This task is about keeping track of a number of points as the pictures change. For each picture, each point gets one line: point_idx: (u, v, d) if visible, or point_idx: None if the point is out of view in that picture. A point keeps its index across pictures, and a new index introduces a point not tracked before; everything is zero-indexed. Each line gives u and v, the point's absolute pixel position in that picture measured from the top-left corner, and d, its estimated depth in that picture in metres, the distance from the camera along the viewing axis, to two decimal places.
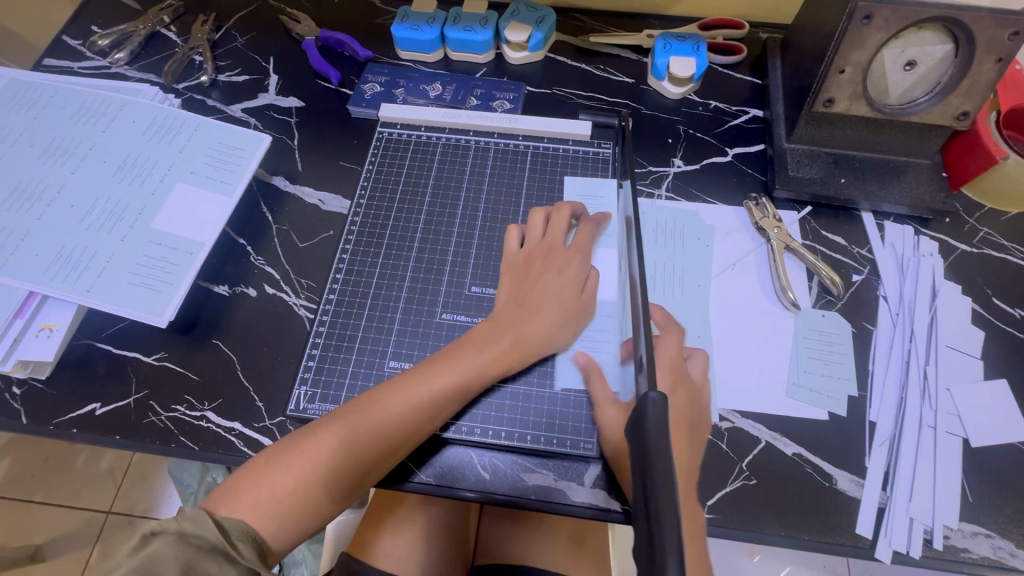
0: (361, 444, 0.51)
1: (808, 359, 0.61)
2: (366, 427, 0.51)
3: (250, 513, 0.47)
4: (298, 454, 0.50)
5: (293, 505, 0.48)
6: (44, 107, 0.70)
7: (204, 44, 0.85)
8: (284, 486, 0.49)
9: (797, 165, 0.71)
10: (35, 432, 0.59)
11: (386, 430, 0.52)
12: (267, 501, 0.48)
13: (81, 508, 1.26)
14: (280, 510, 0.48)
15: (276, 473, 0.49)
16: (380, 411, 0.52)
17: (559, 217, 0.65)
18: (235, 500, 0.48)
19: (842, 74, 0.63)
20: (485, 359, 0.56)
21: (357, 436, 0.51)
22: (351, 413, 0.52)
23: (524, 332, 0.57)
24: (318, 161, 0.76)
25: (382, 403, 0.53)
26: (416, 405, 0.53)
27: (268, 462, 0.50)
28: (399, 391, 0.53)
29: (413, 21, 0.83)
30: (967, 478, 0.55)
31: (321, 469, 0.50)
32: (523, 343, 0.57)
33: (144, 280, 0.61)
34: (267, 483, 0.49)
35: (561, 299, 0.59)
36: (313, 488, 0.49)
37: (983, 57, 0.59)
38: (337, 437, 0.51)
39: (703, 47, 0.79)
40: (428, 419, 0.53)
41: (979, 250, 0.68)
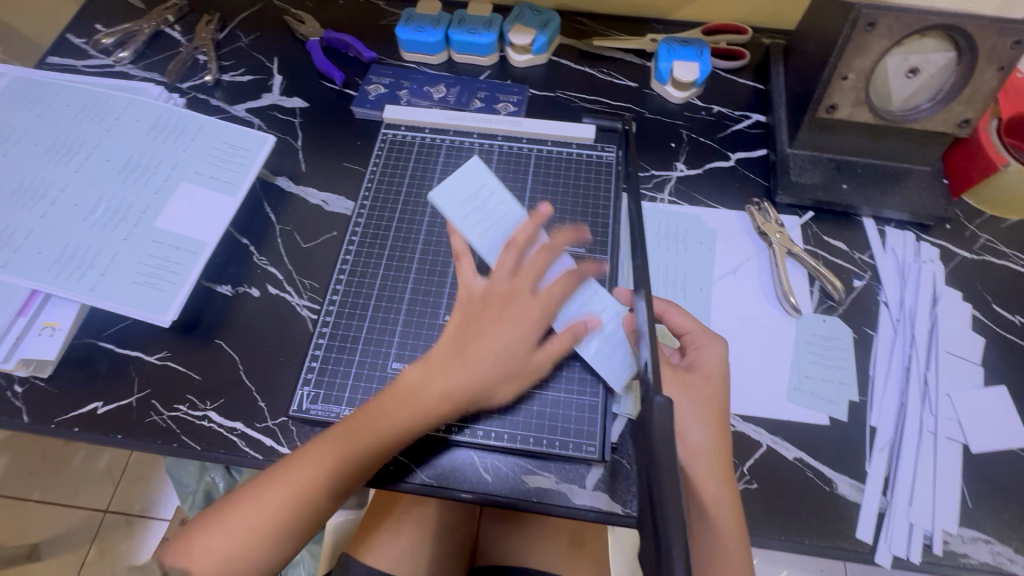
0: (299, 493, 0.51)
1: (810, 364, 0.62)
2: (303, 476, 0.51)
3: (207, 561, 0.48)
4: (242, 507, 0.50)
5: (237, 556, 0.49)
6: (48, 105, 0.70)
7: (208, 44, 0.85)
8: (230, 529, 0.49)
9: (800, 170, 0.71)
10: (37, 431, 0.59)
11: (317, 483, 0.51)
12: (214, 552, 0.49)
13: (77, 507, 1.26)
14: (224, 560, 0.49)
15: (223, 521, 0.50)
16: (314, 462, 0.51)
17: (531, 227, 0.61)
18: (189, 548, 0.49)
19: (845, 80, 0.63)
20: (427, 402, 0.53)
21: (294, 486, 0.51)
22: (295, 459, 0.52)
23: (471, 376, 0.54)
24: (321, 161, 0.76)
25: (319, 452, 0.52)
26: (370, 442, 0.52)
27: (214, 515, 0.51)
28: (336, 439, 0.52)
29: (417, 23, 0.83)
30: (966, 484, 0.56)
31: (264, 518, 0.50)
32: (467, 383, 0.54)
33: (147, 280, 0.61)
34: (215, 531, 0.50)
35: (518, 330, 0.56)
36: (256, 538, 0.50)
37: (985, 65, 0.60)
38: (282, 484, 0.51)
39: (706, 51, 0.79)
40: (369, 463, 0.52)
41: (979, 257, 0.68)
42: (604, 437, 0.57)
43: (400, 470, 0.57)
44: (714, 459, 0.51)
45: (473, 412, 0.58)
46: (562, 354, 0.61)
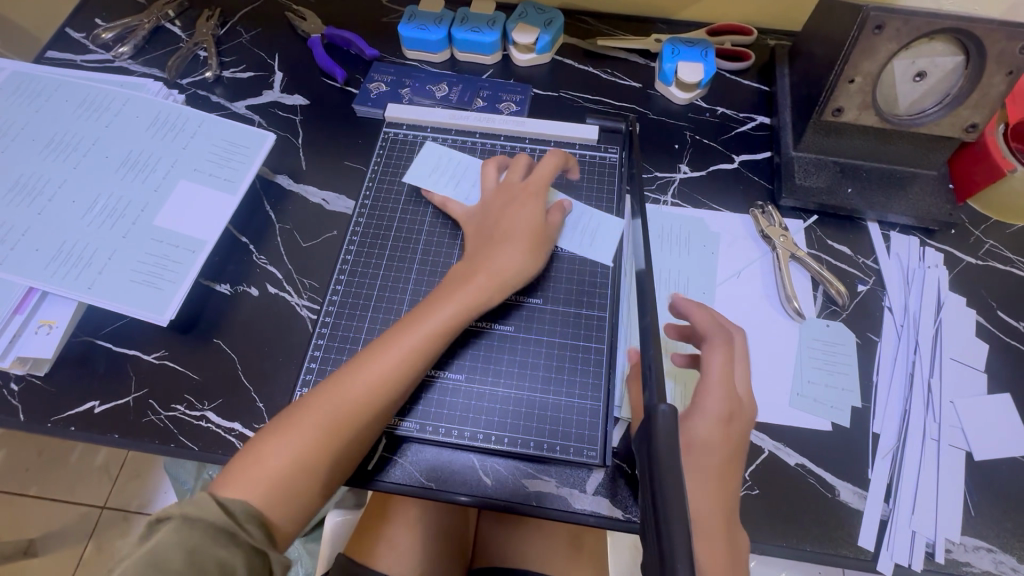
0: (355, 403, 0.50)
1: (812, 369, 0.61)
2: (352, 388, 0.51)
3: (252, 493, 0.46)
4: (297, 426, 0.49)
5: (294, 474, 0.47)
6: (46, 100, 0.70)
7: (209, 40, 0.85)
8: (278, 452, 0.48)
9: (804, 174, 0.71)
10: (33, 430, 0.59)
11: (372, 386, 0.51)
12: (263, 471, 0.47)
13: (75, 503, 1.26)
14: (280, 478, 0.47)
15: (258, 457, 0.47)
16: (365, 372, 0.51)
17: (550, 162, 0.64)
18: (235, 476, 0.47)
19: (852, 83, 0.63)
20: (451, 319, 0.54)
21: (342, 399, 0.50)
22: (333, 383, 0.51)
23: (500, 268, 0.57)
24: (322, 160, 0.76)
25: (367, 363, 0.52)
26: (407, 350, 0.52)
27: (266, 436, 0.49)
28: (381, 345, 0.53)
29: (420, 21, 0.82)
30: (970, 492, 0.55)
31: (319, 434, 0.49)
32: (496, 273, 0.57)
33: (145, 278, 0.60)
34: (265, 453, 0.47)
35: (523, 249, 0.58)
36: (313, 454, 0.48)
37: (993, 70, 0.59)
38: (338, 397, 0.50)
39: (711, 52, 0.78)
40: (417, 364, 0.53)
41: (984, 262, 0.68)
42: (606, 442, 0.56)
43: (392, 471, 0.56)
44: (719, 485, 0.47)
45: (470, 415, 0.57)
46: (562, 356, 0.60)
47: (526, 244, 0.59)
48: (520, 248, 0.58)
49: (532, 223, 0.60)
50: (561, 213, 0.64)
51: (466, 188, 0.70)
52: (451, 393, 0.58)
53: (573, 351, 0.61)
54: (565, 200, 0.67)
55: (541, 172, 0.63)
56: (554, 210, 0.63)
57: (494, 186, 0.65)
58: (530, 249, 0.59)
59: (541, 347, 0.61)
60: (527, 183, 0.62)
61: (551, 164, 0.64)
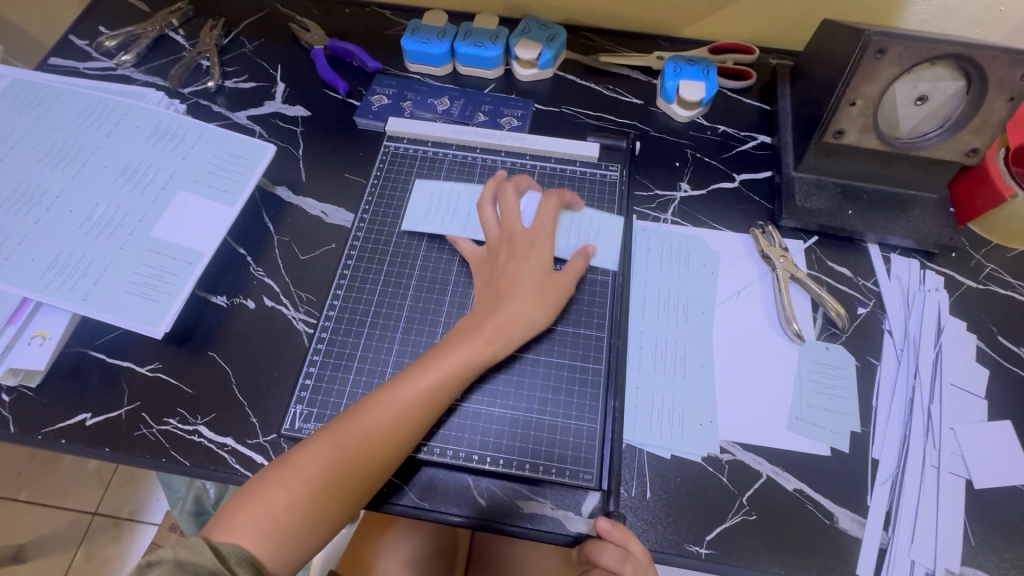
0: (359, 455, 0.50)
1: (811, 394, 0.60)
2: (352, 437, 0.50)
3: (246, 537, 0.46)
4: (300, 474, 0.48)
5: (292, 522, 0.47)
6: (47, 109, 0.70)
7: (212, 49, 0.85)
8: (280, 501, 0.47)
9: (805, 195, 0.71)
10: (24, 442, 0.58)
11: (375, 438, 0.50)
12: (266, 518, 0.47)
13: (67, 508, 1.24)
14: (281, 527, 0.47)
15: (258, 501, 0.47)
16: (366, 423, 0.51)
17: (548, 206, 0.64)
18: (234, 522, 0.46)
19: (853, 106, 0.63)
20: (457, 375, 0.54)
21: (345, 447, 0.50)
22: (335, 430, 0.50)
23: (507, 321, 0.57)
24: (322, 171, 0.75)
25: (368, 413, 0.51)
26: (410, 402, 0.52)
27: (265, 480, 0.48)
28: (388, 395, 0.52)
29: (423, 34, 0.82)
30: (970, 522, 0.55)
31: (323, 484, 0.48)
32: (502, 329, 0.57)
33: (141, 289, 0.60)
34: (266, 500, 0.47)
35: (538, 306, 0.58)
36: (316, 503, 0.48)
37: (995, 95, 0.59)
38: (343, 448, 0.50)
39: (713, 71, 0.79)
40: (422, 415, 0.52)
41: (985, 286, 0.67)
42: (602, 464, 0.56)
43: (388, 490, 0.55)
44: None
45: (466, 436, 0.57)
46: (559, 376, 0.60)
47: (540, 299, 0.59)
48: (530, 302, 0.58)
49: (542, 276, 0.60)
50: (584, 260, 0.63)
51: (464, 221, 0.68)
52: (455, 421, 0.57)
53: (571, 371, 0.60)
54: (590, 245, 0.65)
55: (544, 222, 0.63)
56: (574, 259, 0.62)
57: (498, 230, 0.64)
58: (544, 306, 0.59)
59: (543, 370, 0.60)
60: (530, 235, 0.62)
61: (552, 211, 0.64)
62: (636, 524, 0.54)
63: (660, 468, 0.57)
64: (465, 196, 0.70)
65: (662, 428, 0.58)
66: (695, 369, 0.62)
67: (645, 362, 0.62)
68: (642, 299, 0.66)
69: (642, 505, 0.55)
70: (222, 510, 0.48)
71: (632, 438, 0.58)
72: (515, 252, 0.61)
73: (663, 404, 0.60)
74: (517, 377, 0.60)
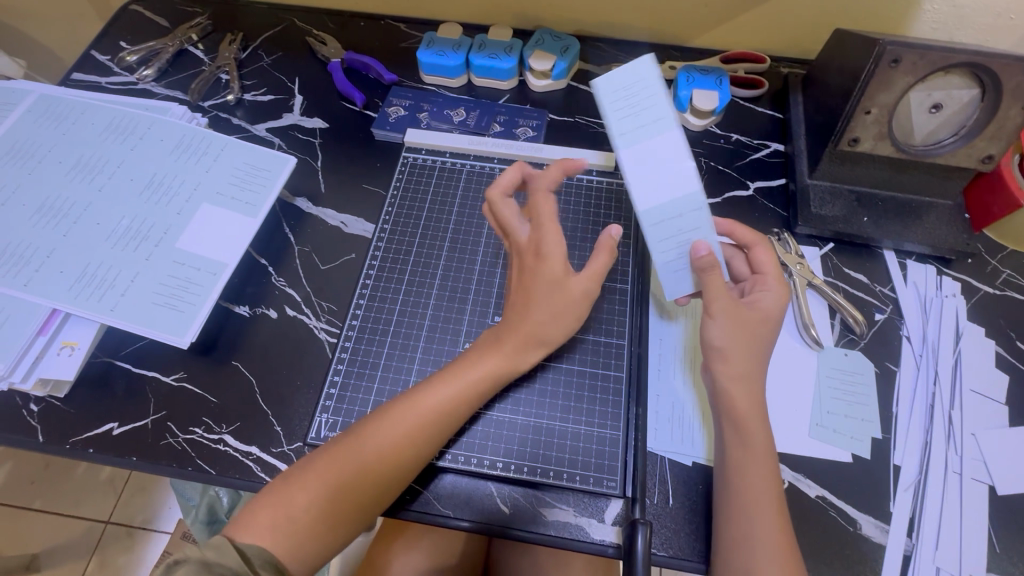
0: (380, 459, 0.50)
1: (831, 401, 0.61)
2: (371, 442, 0.50)
3: (266, 537, 0.46)
4: (321, 474, 0.48)
5: (310, 525, 0.47)
6: (73, 123, 0.71)
7: (231, 63, 0.86)
8: (299, 502, 0.47)
9: (820, 202, 0.71)
10: (51, 451, 0.59)
11: (395, 445, 0.50)
12: (286, 519, 0.47)
13: (80, 517, 1.25)
14: (302, 528, 0.47)
15: (278, 501, 0.47)
16: (387, 428, 0.50)
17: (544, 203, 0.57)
18: (255, 523, 0.46)
19: (868, 115, 0.64)
20: (480, 384, 0.53)
21: (365, 453, 0.49)
22: (356, 435, 0.50)
23: (537, 328, 0.54)
24: (340, 182, 0.77)
25: (389, 419, 0.51)
26: (433, 410, 0.52)
27: (285, 481, 0.49)
28: (410, 400, 0.52)
29: (439, 47, 0.84)
30: (994, 528, 0.55)
31: (341, 485, 0.48)
32: (529, 339, 0.54)
33: (167, 300, 0.61)
34: (285, 501, 0.47)
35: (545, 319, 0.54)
36: (336, 506, 0.48)
37: (1010, 103, 0.60)
38: (362, 452, 0.49)
39: (726, 80, 0.79)
40: (443, 425, 0.52)
41: (1002, 292, 0.68)
42: (625, 472, 0.56)
43: (410, 497, 0.56)
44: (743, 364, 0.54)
45: (490, 444, 0.57)
46: (580, 384, 0.60)
47: (554, 299, 0.54)
48: (546, 297, 0.54)
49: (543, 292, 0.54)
50: (610, 253, 0.55)
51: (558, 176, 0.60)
52: (477, 427, 0.58)
53: (592, 379, 0.61)
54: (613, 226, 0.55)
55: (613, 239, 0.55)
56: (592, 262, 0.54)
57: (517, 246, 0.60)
58: (557, 301, 0.54)
59: (567, 381, 0.61)
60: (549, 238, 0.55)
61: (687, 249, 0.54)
62: (660, 532, 0.54)
63: (682, 474, 0.57)
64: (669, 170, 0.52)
65: (683, 436, 0.58)
66: None
67: (665, 370, 0.62)
68: (660, 306, 0.66)
69: (665, 513, 0.55)
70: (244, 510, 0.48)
71: (654, 445, 0.58)
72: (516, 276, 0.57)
73: (683, 410, 0.60)
74: (541, 386, 0.60)
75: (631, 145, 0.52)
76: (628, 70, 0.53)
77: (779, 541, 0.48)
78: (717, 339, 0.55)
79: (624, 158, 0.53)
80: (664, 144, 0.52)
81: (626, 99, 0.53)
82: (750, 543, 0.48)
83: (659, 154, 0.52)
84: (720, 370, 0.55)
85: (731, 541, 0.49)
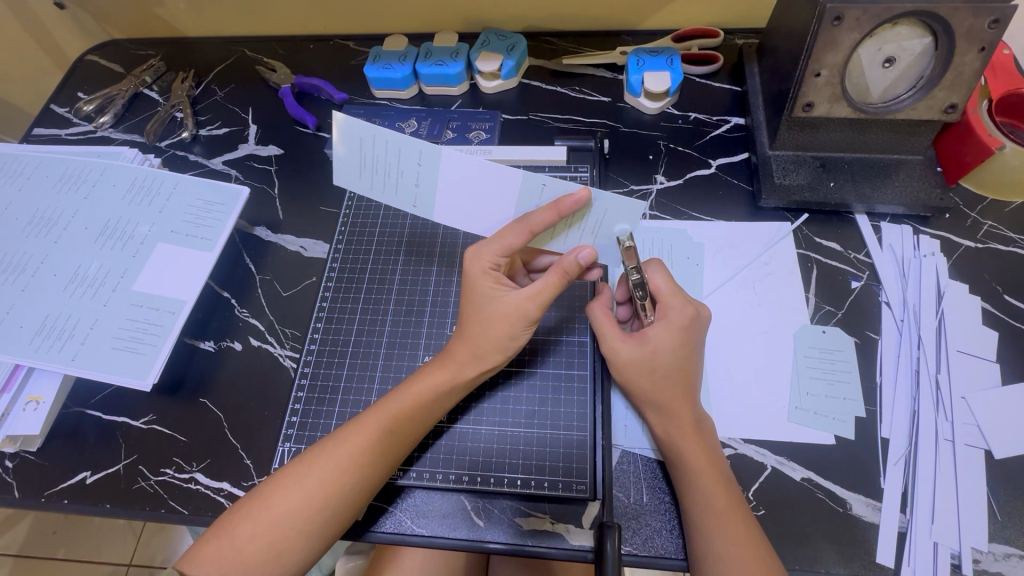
0: (322, 485, 0.48)
1: (810, 380, 0.58)
2: (318, 468, 0.49)
3: (214, 569, 0.45)
4: (265, 506, 0.48)
5: (260, 556, 0.46)
6: (28, 177, 0.72)
7: (184, 101, 0.87)
8: (245, 532, 0.47)
9: (784, 172, 0.69)
10: (27, 506, 0.59)
11: (343, 469, 0.49)
12: (230, 551, 0.46)
13: (102, 562, 1.26)
14: (245, 560, 0.46)
15: (227, 532, 0.47)
16: (331, 454, 0.49)
17: (489, 252, 0.52)
18: (205, 556, 0.46)
19: (819, 77, 0.61)
20: (425, 400, 0.52)
21: (311, 477, 0.48)
22: (305, 461, 0.50)
23: (484, 346, 0.53)
24: (299, 207, 0.76)
25: (338, 443, 0.50)
26: (380, 431, 0.51)
27: (236, 512, 0.48)
28: (352, 424, 0.51)
29: (385, 60, 0.83)
30: (993, 494, 0.52)
31: (287, 514, 0.47)
32: (474, 355, 0.53)
33: (126, 344, 0.61)
34: (234, 531, 0.47)
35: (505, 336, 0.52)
36: (280, 537, 0.47)
37: (965, 47, 0.56)
38: (302, 481, 0.48)
39: (676, 59, 0.77)
40: (392, 444, 0.51)
41: (984, 245, 0.65)
42: (596, 474, 0.54)
43: (379, 519, 0.55)
44: (683, 399, 0.52)
45: (454, 460, 0.56)
46: (544, 388, 0.59)
47: (498, 323, 0.52)
48: (494, 326, 0.52)
49: (501, 312, 0.52)
50: (564, 274, 0.51)
51: (413, 191, 0.53)
52: (438, 446, 0.57)
53: (557, 380, 0.59)
54: (585, 248, 0.52)
55: (532, 213, 0.50)
56: (551, 276, 0.51)
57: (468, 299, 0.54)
58: (504, 327, 0.52)
59: (532, 390, 0.59)
60: (483, 270, 0.52)
61: (546, 214, 0.49)
62: (640, 530, 0.52)
63: (657, 471, 0.55)
64: (416, 187, 0.53)
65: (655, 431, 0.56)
66: None
67: None
68: None
69: (644, 511, 0.53)
70: (196, 543, 0.48)
71: (624, 443, 0.56)
72: (470, 322, 0.53)
73: None
74: (506, 398, 0.59)
75: (432, 199, 0.53)
76: (343, 146, 0.51)
77: (744, 550, 0.45)
78: (649, 392, 0.52)
79: (443, 215, 0.54)
80: (446, 172, 0.51)
81: (376, 171, 0.52)
82: (713, 562, 0.46)
83: (451, 187, 0.52)
84: (672, 408, 0.52)
85: (704, 563, 0.46)
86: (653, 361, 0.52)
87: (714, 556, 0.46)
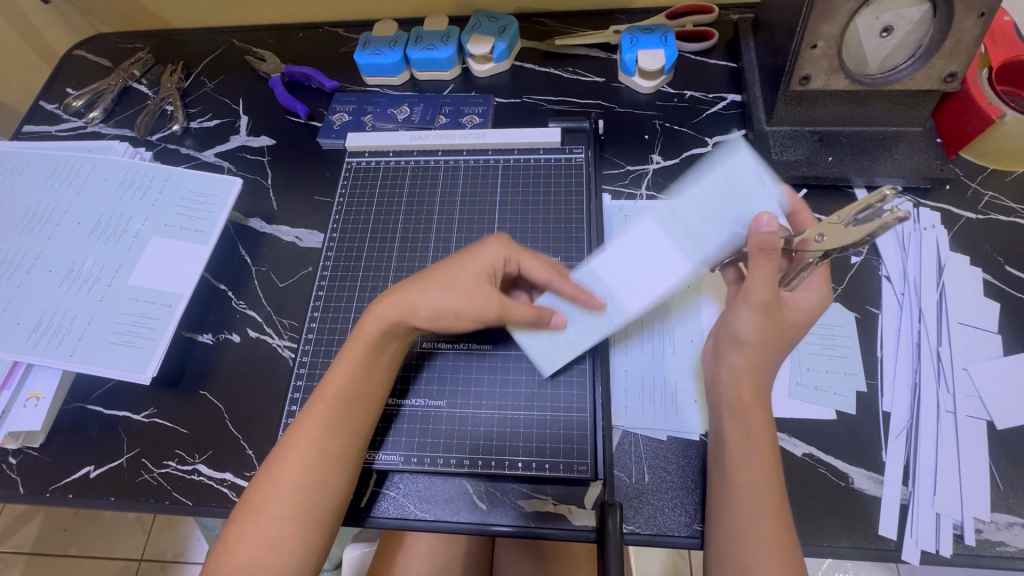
0: (302, 474, 0.48)
1: (811, 356, 0.58)
2: (294, 462, 0.48)
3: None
4: (249, 511, 0.47)
5: (267, 558, 0.46)
6: (19, 174, 0.71)
7: (174, 93, 0.86)
8: (247, 539, 0.46)
9: (781, 148, 0.68)
10: (32, 501, 0.59)
11: (316, 454, 0.49)
12: (237, 556, 0.46)
13: (114, 558, 1.27)
14: (254, 564, 0.46)
15: (229, 542, 0.46)
16: (300, 441, 0.49)
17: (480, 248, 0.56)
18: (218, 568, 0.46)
19: (815, 49, 0.60)
20: (367, 354, 0.52)
21: (292, 472, 0.48)
22: (276, 456, 0.49)
23: (413, 294, 0.52)
24: (293, 198, 0.75)
25: (300, 429, 0.50)
26: (332, 400, 0.50)
27: (232, 525, 0.48)
28: (308, 407, 0.51)
29: (375, 46, 0.82)
30: (995, 464, 0.52)
31: (285, 512, 0.47)
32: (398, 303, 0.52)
33: (125, 338, 0.61)
34: (236, 539, 0.46)
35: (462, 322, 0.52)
36: (280, 536, 0.46)
37: (963, 14, 0.55)
38: (274, 477, 0.48)
39: (670, 37, 0.76)
40: (350, 410, 0.51)
41: (985, 216, 0.64)
42: (596, 454, 0.54)
43: (376, 504, 0.55)
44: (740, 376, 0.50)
45: (416, 439, 0.56)
46: (543, 370, 0.59)
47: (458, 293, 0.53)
48: (463, 293, 0.52)
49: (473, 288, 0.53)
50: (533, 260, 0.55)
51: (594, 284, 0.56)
52: (407, 419, 0.57)
53: None
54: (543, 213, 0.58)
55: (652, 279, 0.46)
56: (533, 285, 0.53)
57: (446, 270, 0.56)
58: (472, 301, 0.52)
59: (478, 364, 0.60)
60: (488, 258, 0.54)
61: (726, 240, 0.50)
62: (643, 509, 0.53)
63: (657, 450, 0.55)
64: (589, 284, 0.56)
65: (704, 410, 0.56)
66: (685, 346, 0.60)
67: (631, 346, 0.60)
68: None
69: (646, 490, 0.53)
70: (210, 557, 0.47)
71: (625, 423, 0.56)
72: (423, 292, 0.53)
73: (653, 384, 0.58)
74: (449, 371, 0.59)
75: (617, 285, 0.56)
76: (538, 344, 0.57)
77: (769, 529, 0.44)
78: (730, 340, 0.51)
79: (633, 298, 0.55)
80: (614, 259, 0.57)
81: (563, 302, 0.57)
82: (745, 537, 0.45)
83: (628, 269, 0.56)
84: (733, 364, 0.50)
85: (730, 537, 0.46)
86: (777, 313, 0.50)
87: (729, 530, 0.46)
